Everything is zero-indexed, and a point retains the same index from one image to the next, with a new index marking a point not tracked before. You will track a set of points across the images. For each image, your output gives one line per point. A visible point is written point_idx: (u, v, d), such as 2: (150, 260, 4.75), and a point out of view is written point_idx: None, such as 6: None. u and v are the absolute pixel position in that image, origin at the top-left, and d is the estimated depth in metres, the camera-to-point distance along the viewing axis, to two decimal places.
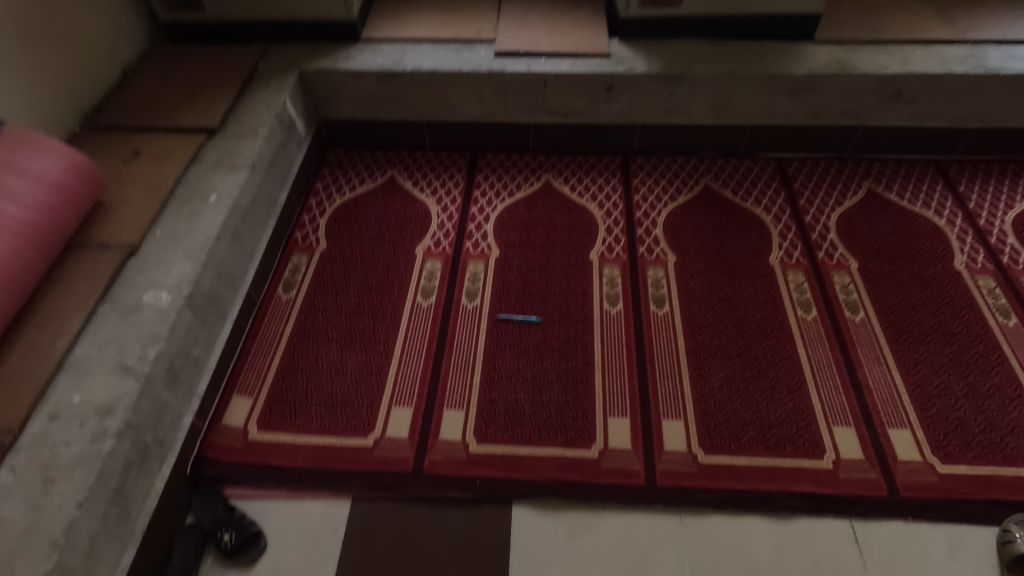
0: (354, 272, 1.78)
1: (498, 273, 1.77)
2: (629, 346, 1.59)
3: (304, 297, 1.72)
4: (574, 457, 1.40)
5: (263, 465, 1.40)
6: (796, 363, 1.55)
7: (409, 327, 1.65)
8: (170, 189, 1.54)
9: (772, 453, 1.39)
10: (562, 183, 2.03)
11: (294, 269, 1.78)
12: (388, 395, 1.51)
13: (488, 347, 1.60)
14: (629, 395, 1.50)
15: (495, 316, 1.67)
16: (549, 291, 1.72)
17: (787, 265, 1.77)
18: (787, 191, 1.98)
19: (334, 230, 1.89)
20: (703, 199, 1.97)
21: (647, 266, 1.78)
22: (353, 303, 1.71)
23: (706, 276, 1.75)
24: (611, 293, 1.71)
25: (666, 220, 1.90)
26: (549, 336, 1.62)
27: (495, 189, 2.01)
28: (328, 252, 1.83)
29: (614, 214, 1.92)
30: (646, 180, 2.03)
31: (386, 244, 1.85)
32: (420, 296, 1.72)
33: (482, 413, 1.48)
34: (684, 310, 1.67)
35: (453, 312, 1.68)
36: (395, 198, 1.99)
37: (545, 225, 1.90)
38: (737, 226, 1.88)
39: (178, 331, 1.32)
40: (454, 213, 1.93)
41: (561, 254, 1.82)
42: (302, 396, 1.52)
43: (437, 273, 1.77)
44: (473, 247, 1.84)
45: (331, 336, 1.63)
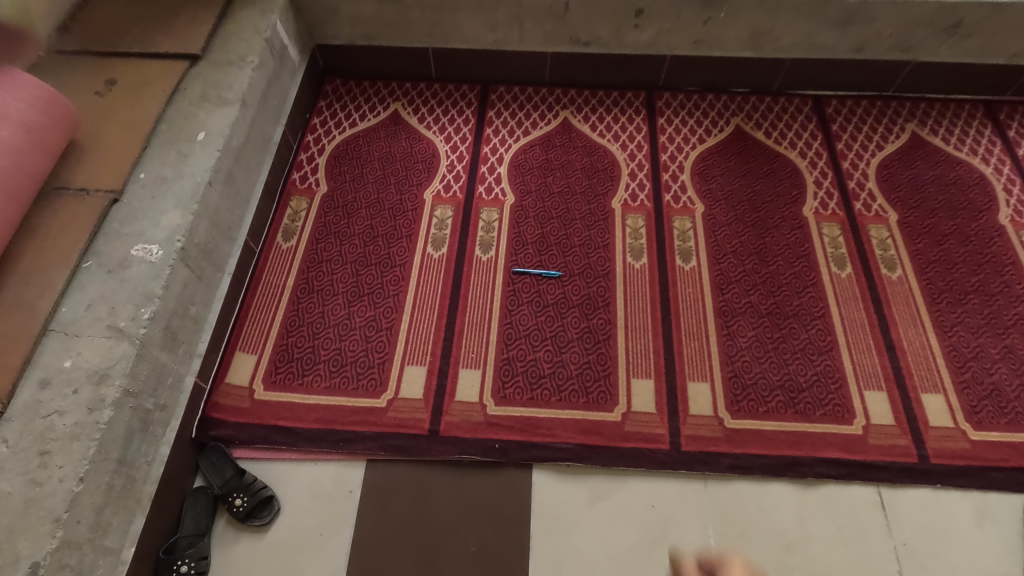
0: (359, 220, 1.65)
1: (514, 222, 1.65)
2: (653, 304, 1.51)
3: (306, 246, 1.60)
4: (596, 420, 1.35)
5: (271, 426, 1.34)
6: (828, 324, 1.48)
7: (420, 280, 1.55)
8: (152, 127, 1.39)
9: (801, 418, 1.35)
10: (582, 120, 1.86)
11: (294, 215, 1.65)
12: (400, 353, 1.44)
13: (504, 303, 1.51)
14: (653, 356, 1.43)
15: (511, 270, 1.56)
16: (568, 242, 1.61)
17: (822, 216, 1.66)
18: (824, 133, 1.83)
19: (335, 172, 1.74)
20: (734, 141, 1.82)
21: (673, 217, 1.66)
22: (359, 254, 1.59)
23: (736, 228, 1.64)
24: (635, 245, 1.61)
25: (695, 166, 1.76)
26: (569, 292, 1.53)
27: (509, 128, 1.84)
28: (329, 197, 1.69)
29: (638, 158, 1.78)
30: (674, 119, 1.87)
31: (392, 189, 1.71)
32: (430, 247, 1.61)
33: (499, 374, 1.41)
34: (712, 265, 1.57)
35: (466, 264, 1.57)
36: (400, 136, 1.82)
37: (564, 170, 1.75)
38: (770, 172, 1.75)
39: (172, 288, 1.21)
40: (465, 153, 1.78)
41: (582, 201, 1.69)
42: (310, 354, 1.44)
43: (448, 220, 1.65)
44: (487, 194, 1.71)
45: (337, 289, 1.53)
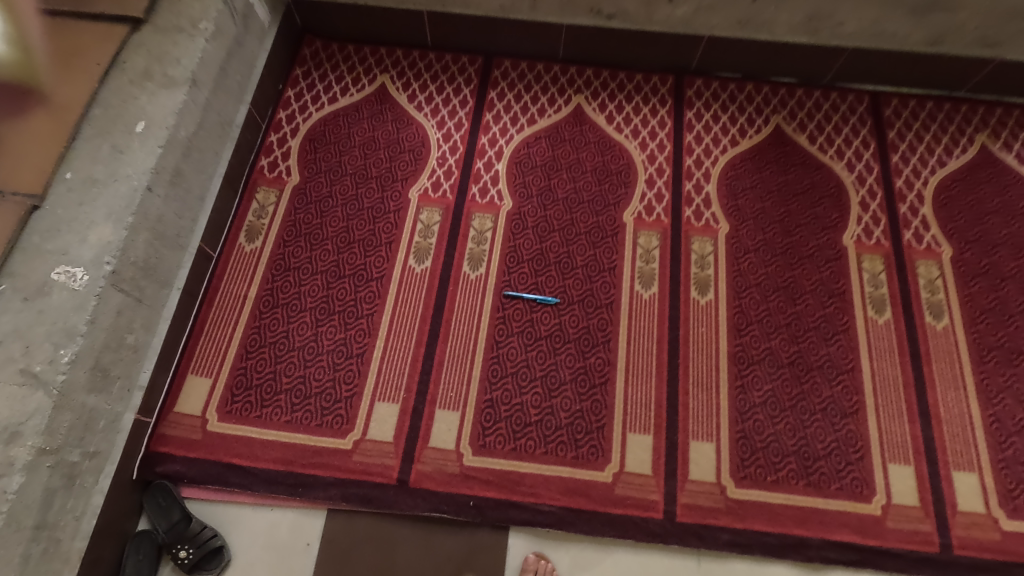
0: (333, 220, 1.46)
1: (509, 233, 1.44)
2: (660, 343, 1.33)
3: (271, 250, 1.41)
4: (584, 479, 1.21)
5: (224, 464, 1.21)
6: (856, 381, 1.30)
7: (399, 298, 1.37)
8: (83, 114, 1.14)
9: (813, 492, 1.21)
10: (597, 110, 1.60)
11: (260, 211, 1.45)
12: (371, 386, 1.29)
13: (491, 334, 1.33)
14: (654, 407, 1.27)
15: (502, 292, 1.38)
16: (570, 262, 1.41)
17: (864, 246, 1.44)
18: (879, 141, 1.57)
19: (308, 160, 1.52)
20: (773, 146, 1.56)
21: (692, 237, 1.45)
22: (331, 263, 1.41)
23: (762, 256, 1.43)
24: (646, 270, 1.41)
25: (723, 175, 1.52)
26: (565, 324, 1.35)
27: (512, 114, 1.59)
28: (301, 189, 1.49)
29: (659, 161, 1.54)
30: (704, 114, 1.60)
31: (373, 184, 1.50)
32: (412, 260, 1.42)
33: (480, 418, 1.26)
34: (731, 300, 1.38)
35: (451, 283, 1.39)
36: (386, 118, 1.58)
37: (571, 171, 1.52)
38: (810, 188, 1.51)
39: (101, 320, 1.04)
40: (458, 143, 1.55)
41: (589, 213, 1.47)
42: (270, 381, 1.29)
43: (435, 226, 1.45)
44: (480, 196, 1.49)
45: (304, 305, 1.36)
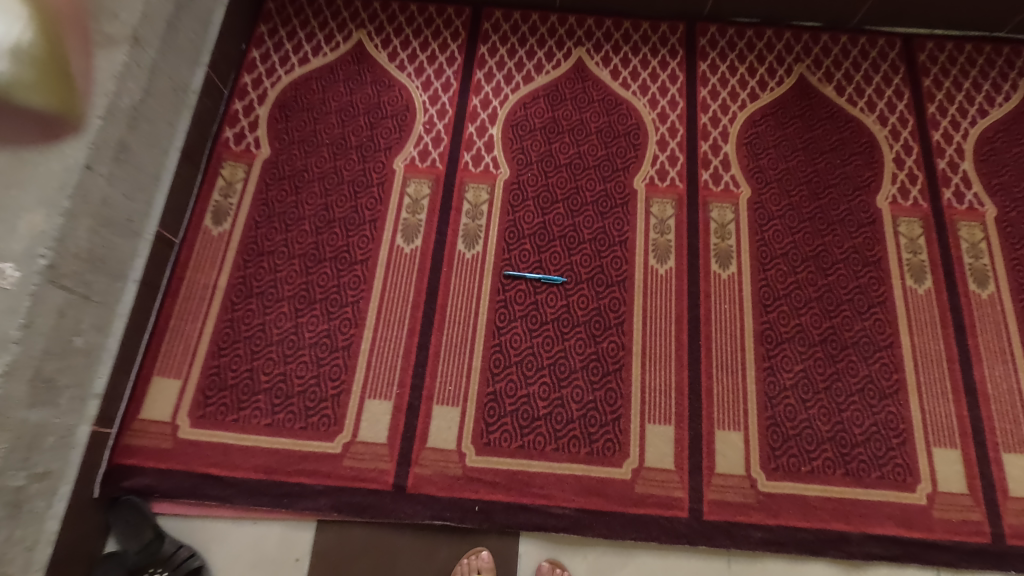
0: (310, 197, 1.30)
1: (507, 206, 1.30)
2: (679, 324, 1.20)
3: (242, 233, 1.26)
4: (600, 477, 1.10)
5: (199, 475, 1.09)
6: (896, 358, 1.18)
7: (387, 283, 1.23)
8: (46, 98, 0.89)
9: (852, 482, 1.10)
10: (600, 64, 1.43)
11: (226, 189, 1.29)
12: (360, 382, 1.16)
13: (491, 319, 1.20)
14: (675, 395, 1.15)
15: (502, 273, 1.24)
16: (577, 236, 1.27)
17: (900, 208, 1.30)
18: (913, 91, 1.41)
19: (278, 129, 1.36)
20: (797, 99, 1.41)
21: (710, 204, 1.30)
22: (310, 245, 1.26)
23: (789, 223, 1.29)
24: (661, 243, 1.27)
25: (742, 134, 1.37)
26: (574, 306, 1.21)
27: (506, 71, 1.42)
28: (272, 163, 1.33)
29: (671, 120, 1.38)
30: (720, 65, 1.44)
31: (353, 155, 1.34)
32: (400, 240, 1.27)
33: (482, 414, 1.13)
34: (757, 273, 1.25)
35: (444, 264, 1.25)
36: (364, 80, 1.41)
37: (574, 134, 1.36)
38: (839, 145, 1.36)
39: (39, 323, 0.89)
40: (447, 106, 1.39)
41: (595, 180, 1.32)
42: (247, 381, 1.15)
43: (424, 200, 1.30)
44: (473, 164, 1.33)
45: (281, 293, 1.22)
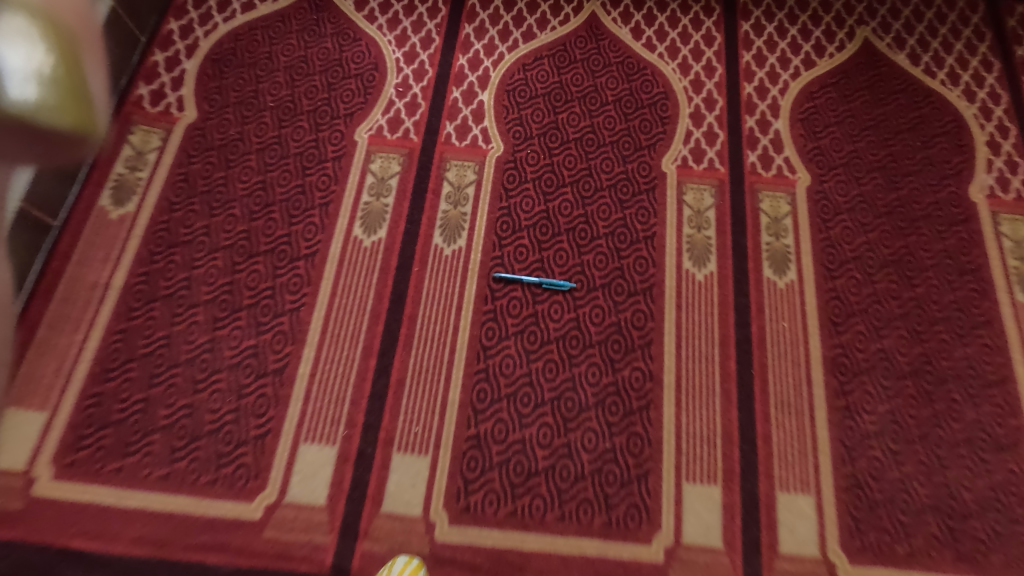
0: (243, 173, 1.00)
1: (499, 190, 1.00)
2: (723, 347, 0.91)
3: (150, 218, 0.96)
4: (620, 558, 0.80)
5: (60, 549, 0.78)
6: (1011, 398, 0.89)
7: (339, 286, 0.93)
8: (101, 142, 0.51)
9: (964, 569, 0.80)
10: (618, 20, 1.15)
11: (134, 159, 0.99)
12: (295, 419, 0.86)
13: (475, 336, 0.91)
14: (720, 444, 0.86)
15: (492, 276, 0.95)
16: (589, 230, 0.98)
17: (1000, 203, 1.02)
18: (1006, 60, 1.14)
19: (208, 88, 1.06)
20: (862, 68, 1.13)
21: (759, 192, 1.02)
22: (238, 234, 0.96)
23: (861, 218, 1.00)
24: (697, 240, 0.98)
25: (797, 108, 1.09)
26: (585, 321, 0.92)
27: (502, 26, 1.14)
28: (199, 129, 1.03)
29: (708, 88, 1.10)
30: (766, 26, 1.16)
31: (303, 122, 1.04)
32: (358, 230, 0.97)
33: (460, 466, 0.84)
34: (823, 282, 0.96)
35: (415, 263, 0.95)
36: (322, 30, 1.12)
37: (586, 103, 1.08)
38: (918, 123, 1.08)
39: None
40: (426, 65, 1.10)
41: (613, 160, 1.03)
42: (139, 416, 0.85)
43: (392, 180, 1.01)
44: (457, 136, 1.04)
45: (195, 297, 0.91)
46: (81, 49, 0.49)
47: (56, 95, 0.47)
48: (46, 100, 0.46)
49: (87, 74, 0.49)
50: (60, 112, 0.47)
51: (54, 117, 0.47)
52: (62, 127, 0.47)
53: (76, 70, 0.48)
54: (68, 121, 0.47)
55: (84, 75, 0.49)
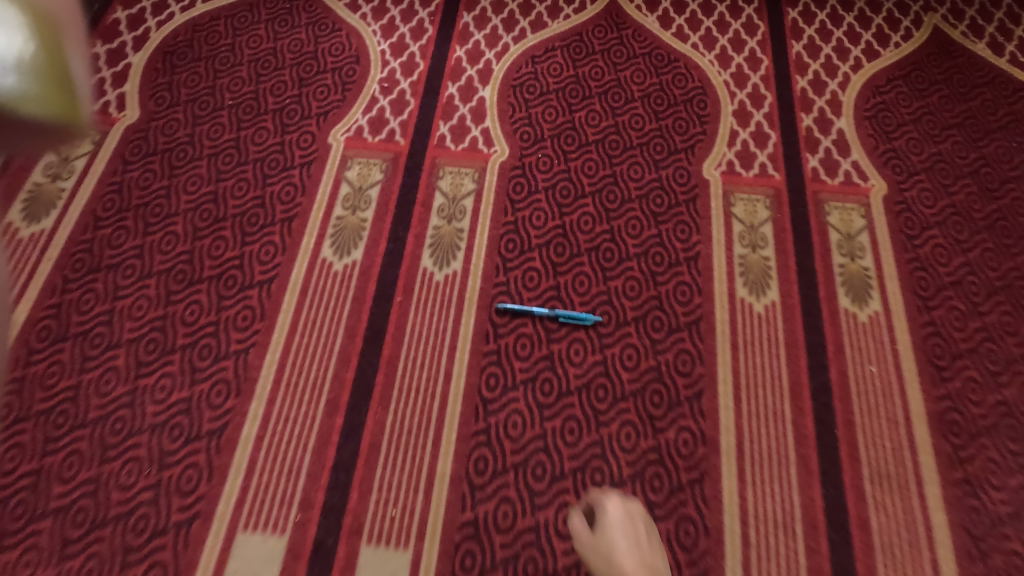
0: (190, 182, 0.81)
1: (504, 202, 0.81)
2: (795, 399, 0.70)
3: (69, 236, 0.77)
4: None
5: None
6: None
7: (300, 321, 0.74)
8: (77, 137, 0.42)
9: None
10: (642, 8, 0.98)
11: (58, 166, 0.81)
12: (234, 498, 0.65)
13: (474, 386, 0.70)
14: (800, 532, 0.64)
15: (495, 307, 0.75)
16: (616, 250, 0.78)
17: None
18: None
19: (155, 84, 0.88)
20: (936, 58, 0.95)
21: (826, 203, 0.82)
22: (177, 256, 0.77)
23: (956, 234, 0.80)
24: (753, 262, 0.78)
25: (862, 104, 0.91)
26: (614, 365, 0.72)
27: (507, 15, 0.97)
28: (140, 130, 0.85)
29: (753, 82, 0.92)
30: (816, 13, 0.99)
31: (266, 122, 0.86)
32: (328, 250, 0.78)
33: (454, 564, 0.63)
34: (917, 314, 0.75)
35: (398, 291, 0.76)
36: (295, 19, 0.95)
37: (608, 100, 0.90)
38: (1012, 121, 0.89)
39: None
40: (417, 58, 0.93)
41: (643, 165, 0.84)
42: (25, 495, 0.64)
43: (373, 189, 0.82)
44: (453, 139, 0.86)
45: (115, 335, 0.72)
46: (60, 25, 0.41)
47: (34, 79, 0.38)
48: (23, 84, 0.38)
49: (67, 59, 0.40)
50: (40, 98, 0.38)
51: (33, 104, 0.38)
52: (40, 118, 0.38)
53: (55, 49, 0.40)
54: (48, 111, 0.39)
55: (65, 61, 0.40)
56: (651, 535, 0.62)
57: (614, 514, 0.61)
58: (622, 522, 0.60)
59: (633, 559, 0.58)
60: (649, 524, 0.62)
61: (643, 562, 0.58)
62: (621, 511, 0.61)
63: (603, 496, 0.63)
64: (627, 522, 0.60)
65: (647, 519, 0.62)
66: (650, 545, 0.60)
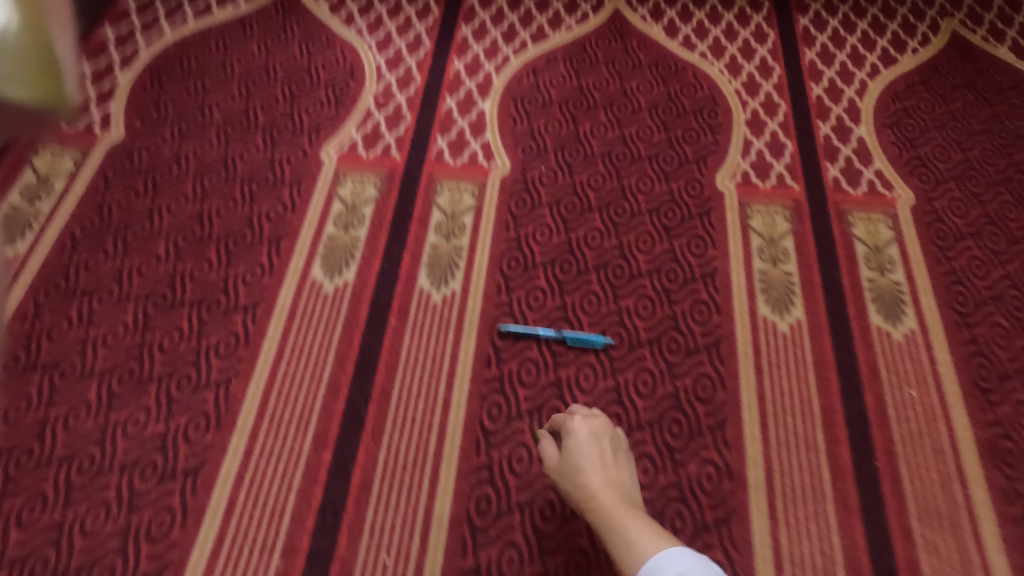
0: (174, 202, 0.77)
1: (506, 218, 0.76)
2: (828, 428, 0.64)
3: (45, 259, 0.72)
4: None
5: None
6: None
7: (287, 348, 0.68)
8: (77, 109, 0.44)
9: None
10: (647, 18, 0.94)
11: (36, 188, 0.77)
12: (212, 545, 0.59)
13: (475, 417, 0.65)
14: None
15: (497, 330, 0.69)
16: (626, 267, 0.73)
17: None
18: None
19: (142, 102, 0.85)
20: (956, 63, 0.90)
21: (850, 214, 0.77)
22: (157, 279, 0.72)
23: (992, 245, 0.75)
24: (775, 278, 0.72)
25: (882, 111, 0.86)
26: (627, 392, 0.66)
27: (507, 27, 0.93)
28: (124, 149, 0.81)
29: (765, 90, 0.88)
30: (828, 20, 0.95)
31: (256, 139, 0.82)
32: (319, 272, 0.73)
33: None
34: (956, 332, 0.69)
35: (393, 314, 0.70)
36: (289, 35, 0.92)
37: (614, 111, 0.85)
38: None
39: None
40: (414, 72, 0.89)
41: (653, 177, 0.80)
42: None
43: (367, 206, 0.78)
44: (451, 153, 0.82)
45: (87, 366, 0.66)
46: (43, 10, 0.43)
47: (15, 65, 0.41)
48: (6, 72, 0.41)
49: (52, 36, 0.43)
50: (19, 82, 0.41)
51: (13, 87, 0.41)
52: (23, 99, 0.41)
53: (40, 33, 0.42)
54: (28, 93, 0.41)
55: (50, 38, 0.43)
56: (623, 453, 0.59)
57: (577, 432, 0.58)
58: (588, 439, 0.58)
59: (598, 474, 0.55)
60: (620, 441, 0.59)
61: (609, 476, 0.55)
62: (588, 429, 0.59)
63: (570, 415, 0.60)
64: (593, 439, 0.58)
65: (619, 438, 0.60)
66: (619, 462, 0.57)
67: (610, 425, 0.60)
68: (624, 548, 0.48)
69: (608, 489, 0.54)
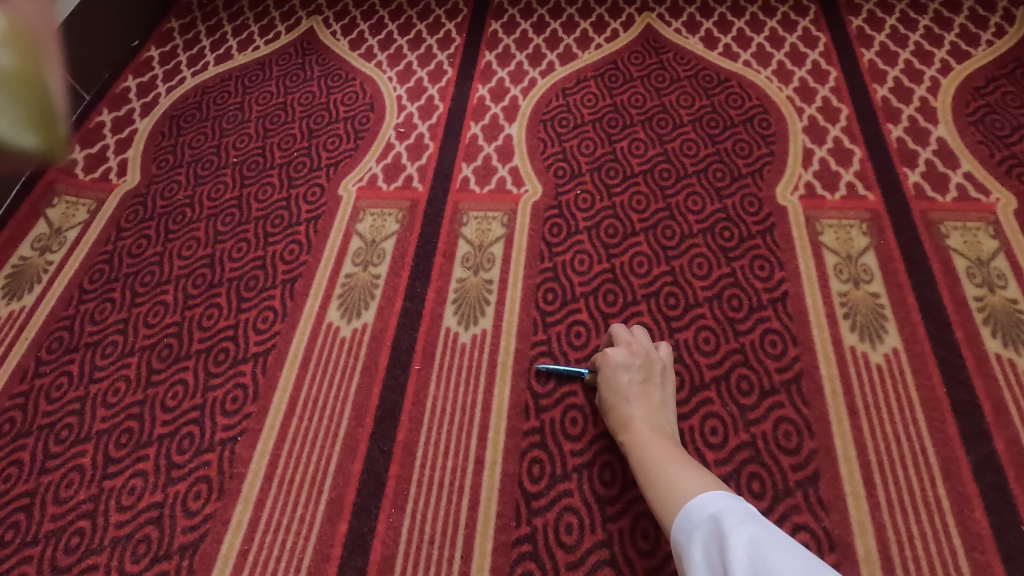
0: (186, 246, 0.73)
1: (539, 246, 0.69)
2: (951, 483, 0.51)
3: (50, 312, 0.68)
4: None
5: None
6: None
7: (299, 400, 0.61)
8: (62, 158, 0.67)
9: None
10: (682, 30, 0.88)
11: (48, 238, 0.74)
12: None
13: (513, 475, 0.55)
14: None
15: (535, 370, 0.60)
16: (680, 295, 0.63)
17: None
18: None
19: (159, 148, 0.82)
20: None
21: (941, 224, 0.66)
22: (163, 329, 0.66)
23: None
24: (859, 301, 0.61)
25: (962, 108, 0.76)
26: (694, 442, 0.55)
27: (532, 50, 0.89)
28: (139, 196, 0.78)
29: (822, 95, 0.79)
30: (884, 18, 0.86)
31: (272, 177, 0.78)
32: (335, 313, 0.66)
33: None
34: None
35: (417, 358, 0.62)
36: (307, 73, 0.89)
37: (653, 126, 0.78)
38: None
39: None
40: (435, 100, 0.84)
41: (702, 194, 0.71)
42: None
43: (386, 240, 0.71)
44: (477, 181, 0.75)
45: (85, 427, 0.60)
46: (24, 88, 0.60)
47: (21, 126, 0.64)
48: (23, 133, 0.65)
49: (33, 101, 0.61)
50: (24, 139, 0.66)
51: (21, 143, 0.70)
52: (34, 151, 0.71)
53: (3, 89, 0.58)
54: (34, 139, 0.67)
55: (31, 108, 0.61)
56: (660, 380, 0.54)
57: (607, 363, 0.55)
58: (618, 368, 0.54)
59: (629, 407, 0.51)
60: (657, 364, 0.54)
61: (641, 408, 0.51)
62: (618, 356, 0.54)
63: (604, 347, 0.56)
64: (624, 368, 0.54)
65: (655, 360, 0.55)
66: (655, 389, 0.53)
67: (646, 348, 0.56)
68: (655, 480, 0.44)
69: (643, 420, 0.50)
